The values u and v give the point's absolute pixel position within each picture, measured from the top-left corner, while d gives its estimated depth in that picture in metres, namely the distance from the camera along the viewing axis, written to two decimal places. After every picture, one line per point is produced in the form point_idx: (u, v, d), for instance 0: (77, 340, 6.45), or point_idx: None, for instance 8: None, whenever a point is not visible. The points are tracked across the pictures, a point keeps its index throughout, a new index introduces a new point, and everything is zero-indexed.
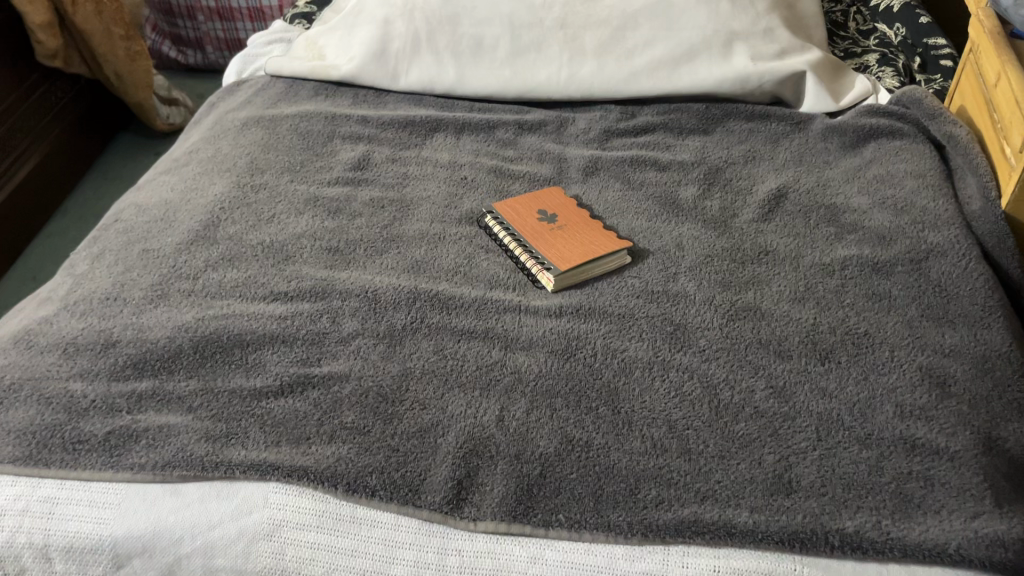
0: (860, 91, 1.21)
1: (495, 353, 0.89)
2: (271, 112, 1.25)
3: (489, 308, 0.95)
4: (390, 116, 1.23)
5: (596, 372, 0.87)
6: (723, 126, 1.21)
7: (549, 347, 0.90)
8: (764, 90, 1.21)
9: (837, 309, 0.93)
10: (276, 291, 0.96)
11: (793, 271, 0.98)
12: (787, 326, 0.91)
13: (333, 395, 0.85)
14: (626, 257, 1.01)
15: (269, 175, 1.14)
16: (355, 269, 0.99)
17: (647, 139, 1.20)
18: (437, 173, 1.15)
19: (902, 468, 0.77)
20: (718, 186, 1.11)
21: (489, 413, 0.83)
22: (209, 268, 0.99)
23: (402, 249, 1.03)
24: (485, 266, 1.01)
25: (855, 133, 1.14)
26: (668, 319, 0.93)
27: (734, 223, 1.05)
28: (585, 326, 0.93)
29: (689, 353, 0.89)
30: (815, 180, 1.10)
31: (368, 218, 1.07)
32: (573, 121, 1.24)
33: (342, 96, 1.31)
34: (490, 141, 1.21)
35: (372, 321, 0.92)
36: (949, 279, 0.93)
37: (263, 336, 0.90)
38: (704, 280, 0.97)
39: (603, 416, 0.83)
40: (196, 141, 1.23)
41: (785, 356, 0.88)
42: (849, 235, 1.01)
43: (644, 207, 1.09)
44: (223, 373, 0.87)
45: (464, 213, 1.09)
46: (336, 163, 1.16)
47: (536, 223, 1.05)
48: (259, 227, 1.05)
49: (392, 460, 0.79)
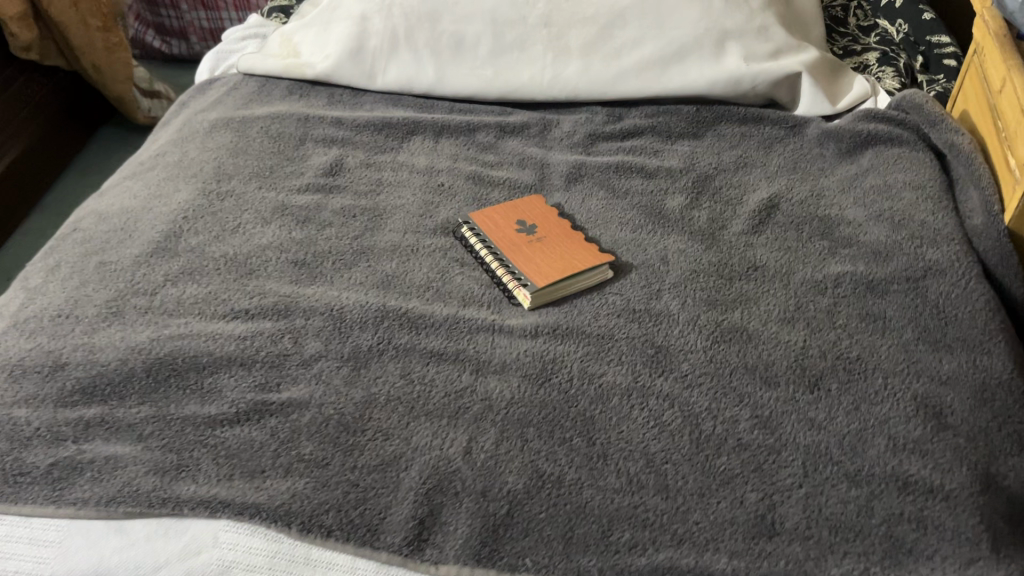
0: (859, 93, 1.15)
1: (465, 378, 0.84)
2: (242, 113, 1.20)
3: (460, 328, 0.90)
4: (365, 117, 1.18)
5: (571, 400, 0.82)
6: (715, 129, 1.15)
7: (522, 371, 0.85)
8: (758, 92, 1.15)
9: (828, 331, 0.87)
10: (237, 308, 0.91)
11: (783, 289, 0.92)
12: (774, 350, 0.86)
13: (291, 424, 0.80)
14: (607, 272, 0.96)
15: (236, 182, 1.09)
16: (321, 285, 0.94)
17: (634, 143, 1.14)
18: (413, 180, 1.10)
19: (894, 508, 0.73)
20: (707, 195, 1.06)
21: (456, 444, 0.78)
22: (168, 283, 0.94)
23: (373, 263, 0.97)
24: (459, 280, 0.96)
25: (853, 139, 1.08)
26: (649, 341, 0.88)
27: (722, 235, 1.00)
28: (561, 348, 0.87)
29: (670, 378, 0.84)
30: (809, 189, 1.04)
31: (338, 229, 1.02)
32: (557, 123, 1.19)
33: (318, 96, 1.25)
34: (470, 145, 1.16)
35: (335, 343, 0.87)
36: (949, 300, 0.88)
37: (220, 358, 0.85)
38: (689, 298, 0.92)
39: (577, 448, 0.78)
40: (163, 145, 1.18)
41: (772, 383, 0.83)
42: (843, 250, 0.96)
43: (629, 217, 1.04)
44: (176, 399, 0.82)
45: (439, 223, 1.03)
46: (307, 168, 1.11)
47: (514, 235, 1.00)
48: (222, 238, 1.00)
49: (350, 496, 0.74)
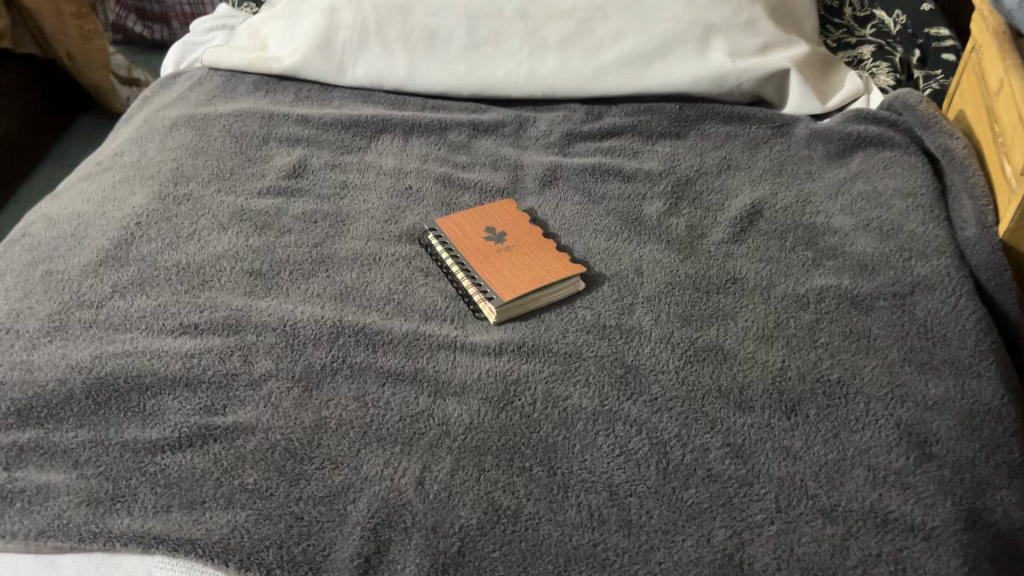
0: (851, 91, 1.09)
1: (423, 401, 0.80)
2: (204, 110, 1.15)
3: (421, 345, 0.85)
4: (332, 115, 1.13)
5: (533, 425, 0.78)
6: (698, 129, 1.10)
7: (483, 393, 0.80)
8: (743, 89, 1.09)
9: (808, 350, 0.83)
10: (185, 323, 0.86)
11: (763, 304, 0.87)
12: (751, 372, 0.81)
13: (236, 451, 0.76)
14: (579, 283, 0.91)
15: (194, 184, 1.04)
16: (276, 297, 0.90)
17: (613, 144, 1.09)
18: (380, 182, 1.04)
19: (871, 549, 0.68)
20: (687, 201, 1.01)
21: (408, 474, 0.74)
22: (116, 295, 0.90)
23: (332, 273, 0.93)
24: (422, 292, 0.91)
25: (842, 141, 1.02)
26: (619, 360, 0.83)
27: (701, 244, 0.95)
28: (525, 367, 0.83)
29: (639, 402, 0.79)
30: (794, 195, 0.99)
31: (298, 235, 0.97)
32: (534, 121, 1.13)
33: (285, 91, 1.20)
34: (441, 144, 1.11)
35: (287, 362, 0.83)
36: (937, 319, 0.82)
37: (164, 377, 0.81)
38: (663, 313, 0.87)
39: (537, 479, 0.73)
40: (122, 143, 1.13)
41: (747, 408, 0.78)
42: (828, 262, 0.90)
43: (604, 224, 0.98)
44: (116, 422, 0.78)
45: (405, 229, 0.98)
46: (269, 170, 1.06)
47: (482, 244, 0.95)
48: (176, 246, 0.95)
49: (293, 531, 0.70)
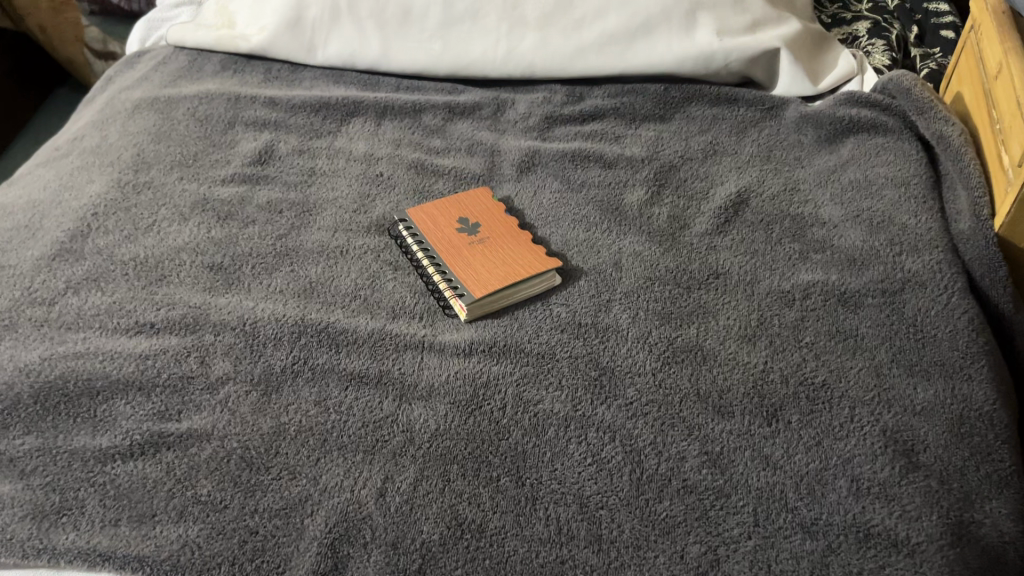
0: (844, 70, 1.04)
1: (387, 406, 0.76)
2: (168, 92, 1.10)
3: (386, 345, 0.81)
4: (302, 97, 1.08)
5: (502, 432, 0.74)
6: (683, 111, 1.05)
7: (451, 397, 0.77)
8: (731, 70, 1.05)
9: (792, 351, 0.79)
10: (141, 321, 0.83)
11: (746, 301, 0.83)
12: (731, 374, 0.77)
13: (189, 460, 0.72)
14: (555, 278, 0.87)
15: (155, 172, 0.99)
16: (237, 294, 0.86)
17: (594, 128, 1.04)
18: (350, 168, 1.00)
19: (852, 566, 0.65)
20: (670, 188, 0.96)
21: (369, 485, 0.70)
22: (69, 291, 0.86)
23: (296, 267, 0.89)
24: (390, 288, 0.87)
25: (833, 125, 0.98)
26: (593, 362, 0.79)
27: (683, 235, 0.91)
28: (496, 369, 0.79)
29: (613, 407, 0.75)
30: (781, 182, 0.95)
31: (262, 226, 0.93)
32: (512, 103, 1.08)
33: (253, 71, 1.15)
34: (415, 128, 1.06)
35: (246, 363, 0.79)
36: (928, 318, 0.78)
37: (116, 381, 0.77)
38: (641, 310, 0.83)
39: (504, 490, 0.70)
40: (82, 127, 1.08)
41: (726, 414, 0.74)
42: (815, 256, 0.86)
43: (582, 214, 0.94)
44: (64, 429, 0.74)
45: (374, 219, 0.94)
46: (234, 156, 1.01)
47: (454, 236, 0.91)
48: (134, 238, 0.91)
49: (247, 547, 0.67)
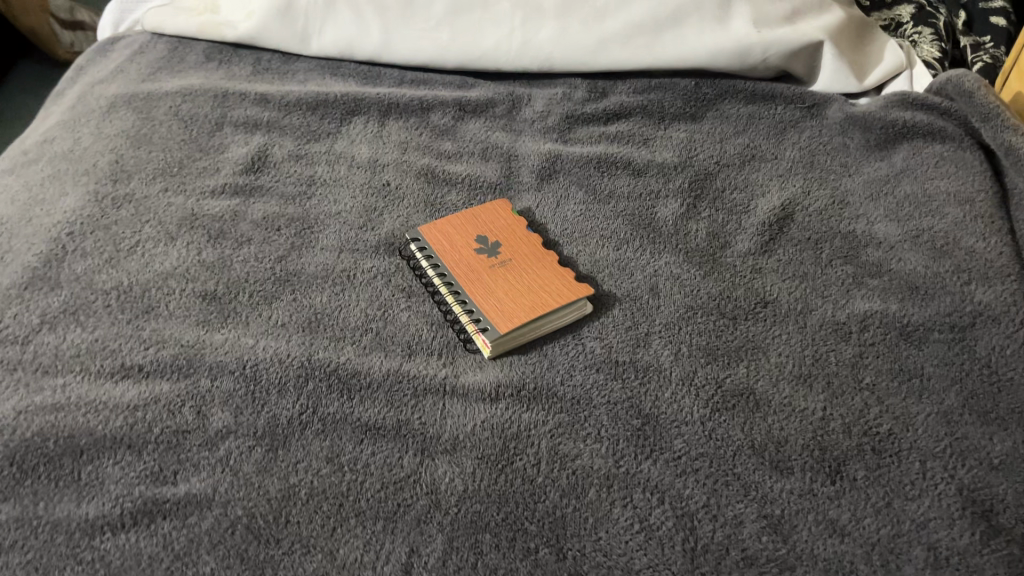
0: (892, 65, 0.95)
1: (408, 463, 0.68)
2: (147, 88, 1.00)
3: (403, 390, 0.73)
4: (297, 94, 0.98)
5: (538, 494, 0.67)
6: (716, 110, 0.96)
7: (478, 451, 0.69)
8: (769, 64, 0.95)
9: (852, 395, 0.72)
10: (127, 364, 0.74)
11: (798, 334, 0.76)
12: (787, 423, 0.70)
13: (188, 531, 0.64)
14: (586, 306, 0.79)
15: (136, 182, 0.90)
16: (234, 329, 0.77)
17: (620, 129, 0.95)
18: (353, 177, 0.91)
19: None
20: (707, 200, 0.88)
21: (394, 560, 0.63)
22: (44, 327, 0.76)
23: (298, 295, 0.80)
24: (403, 320, 0.78)
25: (884, 130, 0.90)
26: (635, 409, 0.71)
27: (725, 256, 0.83)
28: (527, 417, 0.71)
29: (660, 462, 0.68)
30: (828, 194, 0.87)
31: (258, 246, 0.84)
32: (529, 100, 0.99)
33: (240, 62, 1.04)
34: (423, 128, 0.97)
35: (247, 414, 0.71)
36: (1002, 358, 0.71)
37: (102, 438, 0.69)
38: (683, 346, 0.75)
39: (544, 565, 0.63)
40: (51, 127, 0.97)
41: (784, 471, 0.67)
42: (871, 281, 0.79)
43: (611, 230, 0.86)
44: (45, 495, 0.66)
45: (382, 237, 0.85)
46: (224, 163, 0.92)
47: (473, 259, 0.82)
48: (116, 263, 0.82)
49: None
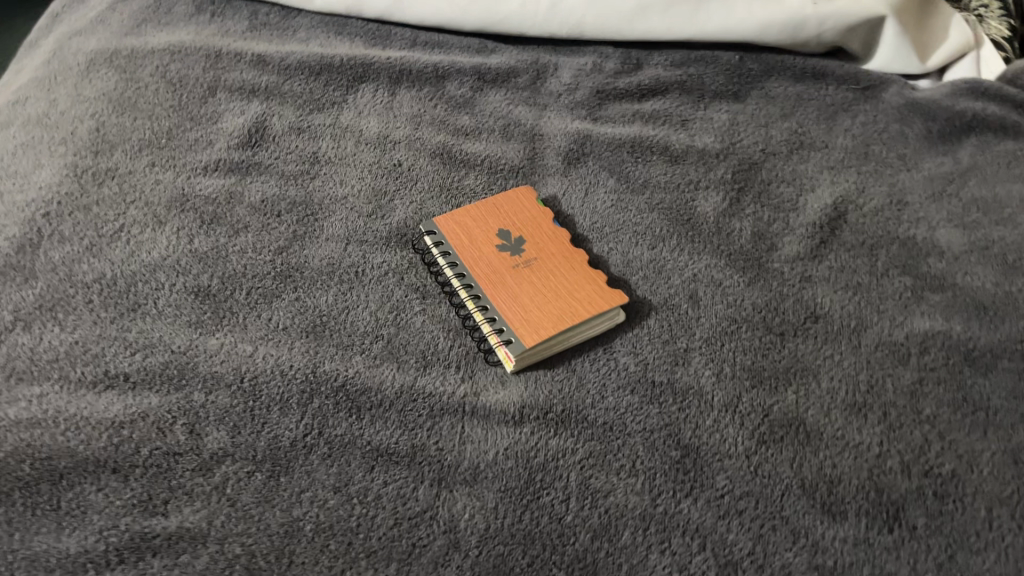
0: (957, 45, 0.87)
1: (424, 495, 0.62)
2: (131, 43, 0.90)
3: (417, 409, 0.66)
4: (299, 56, 0.89)
5: (567, 535, 0.60)
6: (761, 88, 0.88)
7: (501, 484, 0.62)
8: (822, 40, 0.87)
9: (911, 428, 0.65)
10: (111, 373, 0.66)
11: (852, 356, 0.69)
12: (840, 459, 0.63)
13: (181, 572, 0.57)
14: (619, 315, 0.71)
15: (120, 155, 0.81)
16: (230, 332, 0.69)
17: (655, 107, 0.87)
18: (362, 155, 0.82)
19: None
20: (751, 194, 0.80)
21: None
22: (18, 326, 0.69)
23: (301, 294, 0.72)
24: (419, 326, 0.71)
25: (949, 122, 0.82)
26: (673, 438, 0.65)
27: (771, 261, 0.75)
28: (555, 444, 0.65)
29: (701, 502, 0.62)
30: (885, 192, 0.79)
31: (256, 235, 0.76)
32: (555, 70, 0.91)
33: (234, 15, 0.95)
34: (438, 100, 0.88)
35: (246, 435, 0.64)
36: None
37: (84, 461, 0.62)
38: (726, 365, 0.69)
39: None
40: (24, 85, 0.88)
41: (836, 515, 0.61)
42: (932, 296, 0.72)
43: (646, 225, 0.78)
44: (21, 527, 0.59)
45: (394, 227, 0.77)
46: (217, 135, 0.83)
47: (495, 257, 0.74)
48: (97, 250, 0.74)
49: None
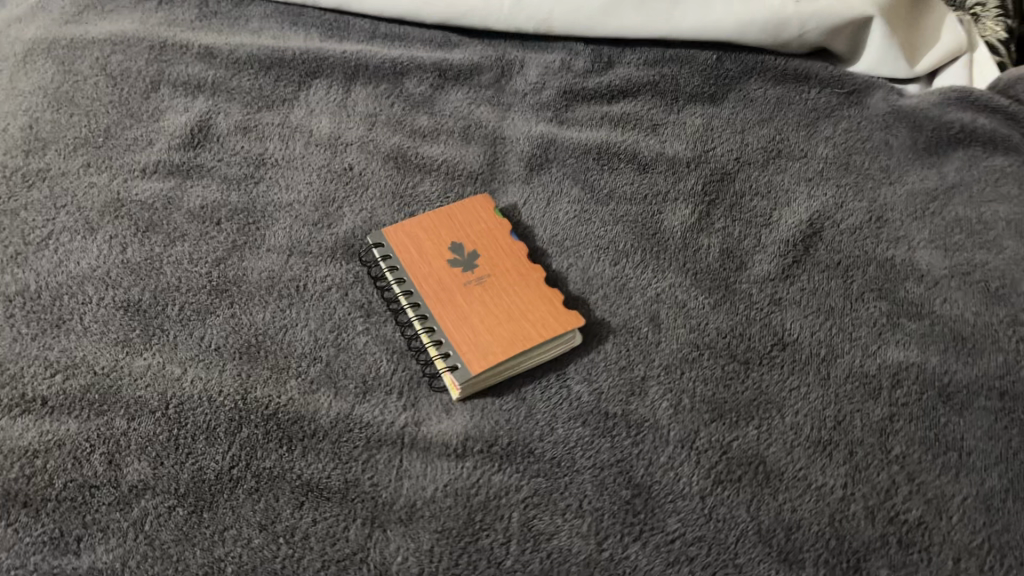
0: (949, 47, 0.82)
1: (353, 534, 0.57)
2: (72, 33, 0.86)
3: (353, 441, 0.62)
4: (248, 49, 0.85)
5: None
6: (739, 91, 0.84)
7: (437, 523, 0.58)
8: (805, 41, 0.83)
9: (879, 470, 0.60)
10: (29, 396, 0.62)
11: (820, 388, 0.65)
12: (800, 503, 0.59)
13: None
14: (575, 339, 0.67)
15: (53, 155, 0.76)
16: (159, 352, 0.65)
17: (625, 110, 0.83)
18: (311, 158, 0.78)
19: None
20: (723, 207, 0.76)
21: None
22: None
23: (237, 310, 0.68)
24: (361, 348, 0.67)
25: (937, 134, 0.77)
26: (625, 477, 0.61)
27: (739, 282, 0.71)
28: (498, 480, 0.60)
29: (650, 547, 0.57)
30: (865, 208, 0.75)
31: (193, 245, 0.71)
32: (522, 66, 0.86)
33: (184, 5, 0.91)
34: (396, 98, 0.84)
35: (168, 466, 0.60)
36: None
37: None
38: (685, 396, 0.64)
39: None
40: None
41: (794, 565, 0.56)
42: (908, 324, 0.67)
43: (609, 239, 0.74)
44: None
45: (341, 237, 0.73)
46: (159, 133, 0.79)
47: (446, 272, 0.70)
48: (23, 260, 0.69)
49: None
